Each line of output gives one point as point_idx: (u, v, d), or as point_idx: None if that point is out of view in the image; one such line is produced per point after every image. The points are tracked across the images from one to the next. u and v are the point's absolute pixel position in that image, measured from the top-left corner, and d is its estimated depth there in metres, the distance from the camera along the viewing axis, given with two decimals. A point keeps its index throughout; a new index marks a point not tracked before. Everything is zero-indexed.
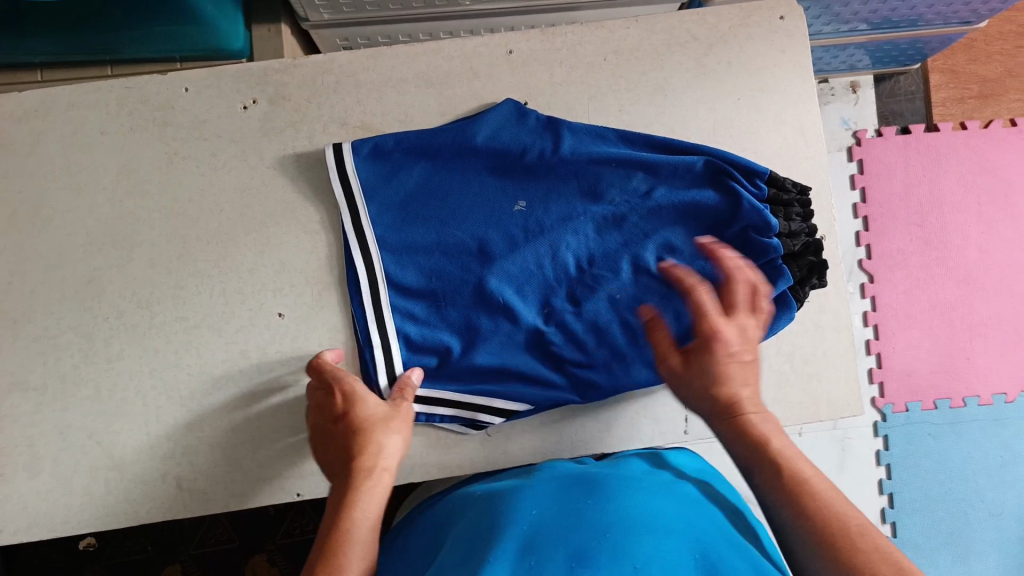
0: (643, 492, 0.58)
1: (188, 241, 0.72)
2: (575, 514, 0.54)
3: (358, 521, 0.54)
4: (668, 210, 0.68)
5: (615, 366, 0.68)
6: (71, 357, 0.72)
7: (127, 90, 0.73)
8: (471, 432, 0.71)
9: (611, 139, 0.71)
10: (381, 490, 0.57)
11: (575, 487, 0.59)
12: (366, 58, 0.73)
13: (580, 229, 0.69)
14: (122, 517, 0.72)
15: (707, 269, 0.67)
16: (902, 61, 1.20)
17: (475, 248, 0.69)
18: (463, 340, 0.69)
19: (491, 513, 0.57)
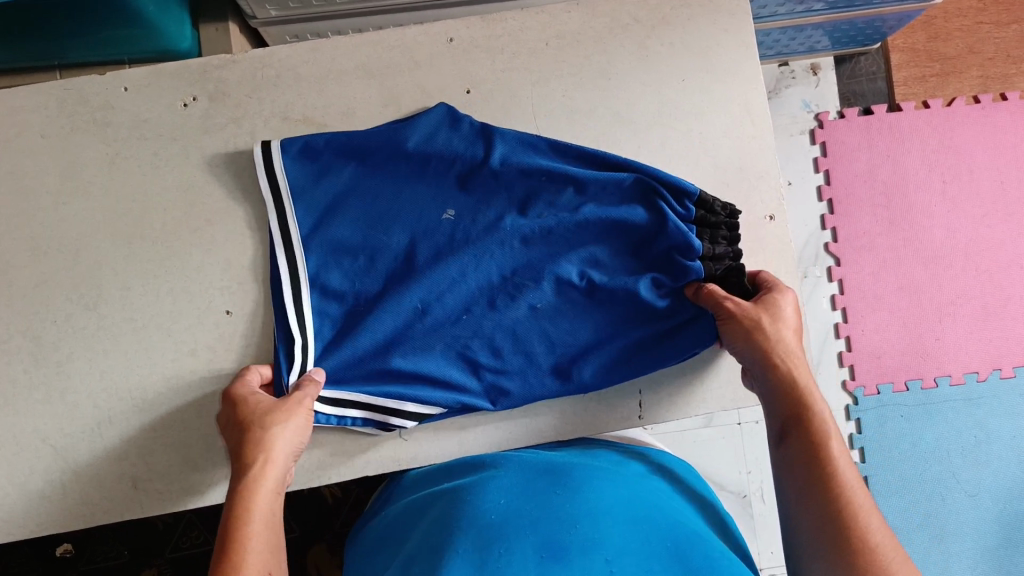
0: (607, 481, 0.57)
1: (133, 241, 0.72)
2: (540, 506, 0.53)
3: (252, 526, 0.53)
4: (594, 226, 0.69)
5: (529, 376, 0.69)
6: (19, 361, 0.71)
7: (67, 91, 0.73)
8: (383, 433, 0.70)
9: (542, 148, 0.70)
10: (271, 489, 0.56)
11: (541, 475, 0.58)
12: (306, 51, 0.72)
13: (506, 241, 0.69)
14: (77, 520, 0.71)
15: (625, 285, 0.68)
16: (861, 41, 1.20)
17: (402, 254, 0.70)
18: (380, 343, 0.69)
19: (456, 505, 0.56)
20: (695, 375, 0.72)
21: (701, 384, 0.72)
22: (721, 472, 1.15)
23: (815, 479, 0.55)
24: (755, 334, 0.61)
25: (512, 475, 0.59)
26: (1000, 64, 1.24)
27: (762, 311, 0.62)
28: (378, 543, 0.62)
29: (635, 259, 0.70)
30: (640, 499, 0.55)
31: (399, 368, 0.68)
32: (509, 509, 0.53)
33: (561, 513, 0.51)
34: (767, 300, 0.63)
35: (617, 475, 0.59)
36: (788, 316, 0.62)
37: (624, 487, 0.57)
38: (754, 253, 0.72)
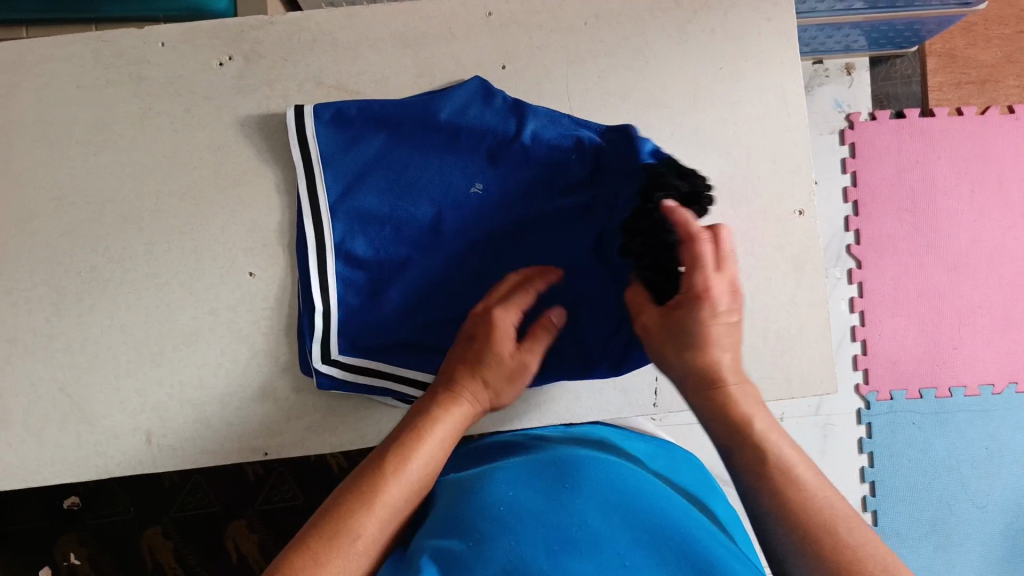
0: (620, 480, 0.55)
1: (161, 198, 0.72)
2: (552, 500, 0.51)
3: (394, 497, 0.55)
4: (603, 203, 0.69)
5: (550, 351, 0.70)
6: (42, 309, 0.72)
7: (102, 43, 0.72)
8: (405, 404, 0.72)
9: (574, 127, 0.70)
10: (430, 463, 0.59)
11: (550, 467, 0.56)
12: (342, 17, 0.72)
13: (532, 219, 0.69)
14: (91, 470, 0.72)
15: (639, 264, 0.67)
16: (898, 42, 1.19)
17: (427, 226, 0.70)
18: (401, 313, 0.69)
19: (463, 494, 0.54)
20: None
21: None
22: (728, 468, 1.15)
23: (788, 488, 0.53)
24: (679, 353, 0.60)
25: (522, 466, 0.57)
26: None
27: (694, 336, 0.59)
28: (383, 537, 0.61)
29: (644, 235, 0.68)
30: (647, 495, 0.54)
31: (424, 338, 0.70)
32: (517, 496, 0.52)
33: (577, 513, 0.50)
34: (681, 315, 0.60)
35: (627, 474, 0.58)
36: (721, 331, 0.59)
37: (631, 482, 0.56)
38: (781, 247, 0.71)
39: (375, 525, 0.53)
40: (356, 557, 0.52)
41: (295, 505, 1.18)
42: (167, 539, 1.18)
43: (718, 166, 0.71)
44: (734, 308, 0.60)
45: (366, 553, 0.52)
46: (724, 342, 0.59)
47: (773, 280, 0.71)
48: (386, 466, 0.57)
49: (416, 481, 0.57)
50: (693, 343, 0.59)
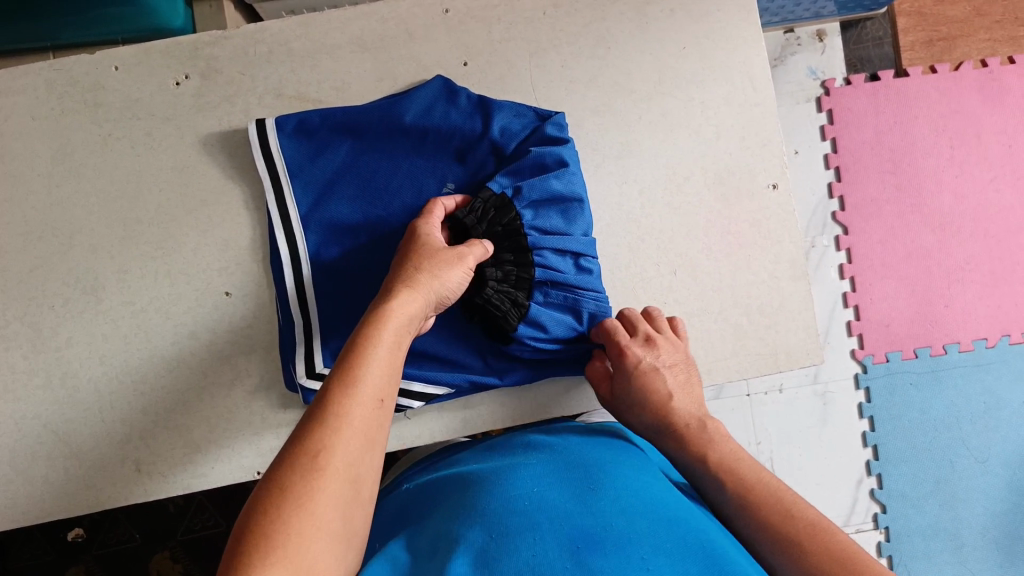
0: (639, 481, 0.55)
1: (129, 225, 0.71)
2: (581, 506, 0.50)
3: (338, 457, 0.45)
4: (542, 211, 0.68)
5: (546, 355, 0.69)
6: (19, 348, 0.71)
7: (55, 72, 0.71)
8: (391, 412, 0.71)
9: (540, 122, 0.69)
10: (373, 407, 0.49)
11: (572, 471, 0.55)
12: (297, 26, 0.71)
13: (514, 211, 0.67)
14: (83, 503, 0.71)
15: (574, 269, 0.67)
16: (867, 5, 1.18)
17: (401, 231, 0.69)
18: None
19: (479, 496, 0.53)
20: (701, 346, 0.70)
21: (708, 354, 0.70)
22: None
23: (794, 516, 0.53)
24: (640, 414, 0.64)
25: (540, 469, 0.56)
26: (1009, 26, 1.21)
27: (635, 390, 0.64)
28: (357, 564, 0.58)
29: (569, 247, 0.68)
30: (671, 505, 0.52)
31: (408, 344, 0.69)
32: (535, 504, 0.51)
33: (610, 518, 0.48)
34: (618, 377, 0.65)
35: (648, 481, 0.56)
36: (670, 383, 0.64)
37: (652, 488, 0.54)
38: (757, 222, 0.71)
39: (346, 443, 0.46)
40: (334, 493, 0.44)
41: None
42: (175, 562, 1.18)
43: (689, 146, 0.70)
44: (670, 363, 0.65)
45: (340, 481, 0.45)
46: (649, 391, 0.64)
47: (754, 257, 0.71)
48: (338, 385, 0.49)
49: (380, 380, 0.50)
50: (638, 402, 0.64)
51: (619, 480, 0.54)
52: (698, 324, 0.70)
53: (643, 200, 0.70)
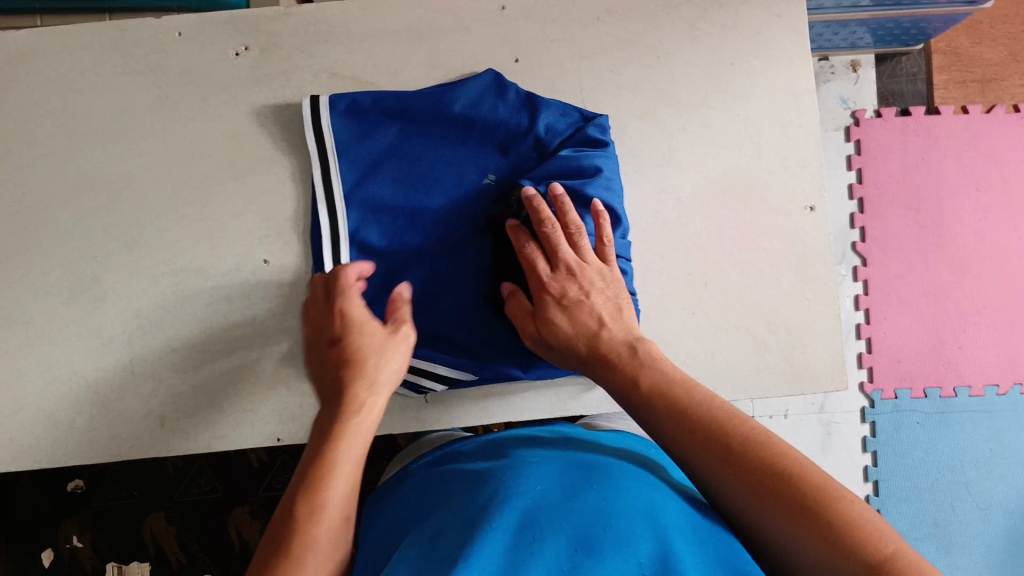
0: (639, 481, 0.57)
1: (177, 186, 0.73)
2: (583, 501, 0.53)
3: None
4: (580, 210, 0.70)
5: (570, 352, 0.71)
6: (60, 295, 0.73)
7: (121, 32, 0.73)
8: (412, 394, 0.73)
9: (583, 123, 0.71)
10: (332, 524, 0.53)
11: (578, 471, 0.58)
12: (358, 8, 0.73)
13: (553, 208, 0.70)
14: (105, 453, 0.73)
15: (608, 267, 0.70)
16: (904, 40, 1.20)
17: (440, 217, 0.71)
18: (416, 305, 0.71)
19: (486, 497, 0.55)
20: (724, 358, 0.72)
21: (729, 367, 0.72)
22: None
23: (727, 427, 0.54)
24: (560, 342, 0.65)
25: (548, 467, 0.59)
26: None
27: (566, 323, 0.65)
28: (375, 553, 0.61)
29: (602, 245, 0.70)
30: (670, 508, 0.54)
31: (439, 329, 0.71)
32: (538, 505, 0.53)
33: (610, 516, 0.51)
34: (550, 317, 0.65)
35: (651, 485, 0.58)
36: (599, 308, 0.65)
37: (652, 491, 0.57)
38: (789, 242, 0.72)
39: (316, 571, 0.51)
40: None
41: None
42: (168, 524, 1.19)
43: (729, 162, 0.72)
44: (595, 292, 0.66)
45: None
46: (580, 321, 0.65)
47: (782, 275, 0.72)
48: (289, 517, 0.52)
49: (340, 498, 0.54)
50: (568, 339, 0.65)
51: (620, 484, 0.56)
52: (722, 336, 0.72)
53: (679, 210, 0.72)
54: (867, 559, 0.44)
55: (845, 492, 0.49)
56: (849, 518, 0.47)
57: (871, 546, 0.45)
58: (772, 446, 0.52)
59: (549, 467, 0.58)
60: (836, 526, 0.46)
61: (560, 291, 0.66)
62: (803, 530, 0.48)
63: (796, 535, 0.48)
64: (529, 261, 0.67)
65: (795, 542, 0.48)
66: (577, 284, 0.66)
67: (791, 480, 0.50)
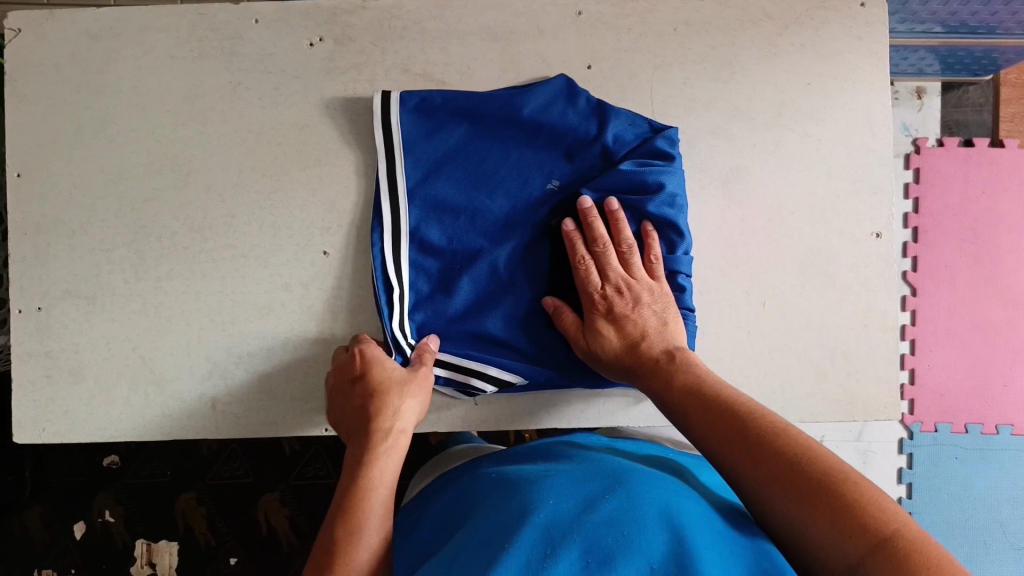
0: (661, 485, 0.58)
1: (243, 172, 0.73)
2: (594, 507, 0.54)
3: None
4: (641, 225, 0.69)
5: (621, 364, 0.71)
6: (122, 272, 0.74)
7: (199, 15, 0.74)
8: (462, 396, 0.72)
9: (652, 134, 0.70)
10: (378, 521, 0.58)
11: (598, 478, 0.59)
12: (435, 7, 0.73)
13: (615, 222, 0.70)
14: (155, 431, 0.75)
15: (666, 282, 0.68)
16: (975, 69, 1.17)
17: (501, 220, 0.71)
18: (473, 307, 0.71)
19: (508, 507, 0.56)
20: (779, 382, 0.70)
21: (784, 392, 0.70)
22: None
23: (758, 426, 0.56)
24: (606, 356, 0.66)
25: (570, 474, 0.60)
26: None
27: (612, 336, 0.66)
28: (425, 555, 0.63)
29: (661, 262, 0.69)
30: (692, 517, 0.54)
31: (493, 332, 0.71)
32: (555, 514, 0.54)
33: (620, 523, 0.52)
34: (597, 329, 0.66)
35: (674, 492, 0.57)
36: (644, 322, 0.66)
37: (677, 499, 0.56)
38: (854, 268, 0.71)
39: None
40: None
41: (328, 483, 1.21)
42: (199, 506, 1.21)
43: (797, 182, 0.71)
44: (643, 306, 0.66)
45: None
46: (627, 334, 0.66)
47: (844, 302, 0.71)
48: (349, 508, 0.58)
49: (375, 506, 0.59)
50: (614, 352, 0.66)
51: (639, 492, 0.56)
52: (778, 359, 0.70)
53: (743, 228, 0.71)
54: (893, 554, 0.45)
55: (878, 491, 0.49)
56: (877, 516, 0.47)
57: (900, 544, 0.45)
58: (803, 448, 0.53)
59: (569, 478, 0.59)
60: (863, 523, 0.47)
61: (608, 305, 0.66)
62: (831, 526, 0.48)
63: (822, 532, 0.48)
64: (582, 273, 0.67)
65: (821, 539, 0.48)
66: (625, 298, 0.66)
67: (823, 480, 0.50)
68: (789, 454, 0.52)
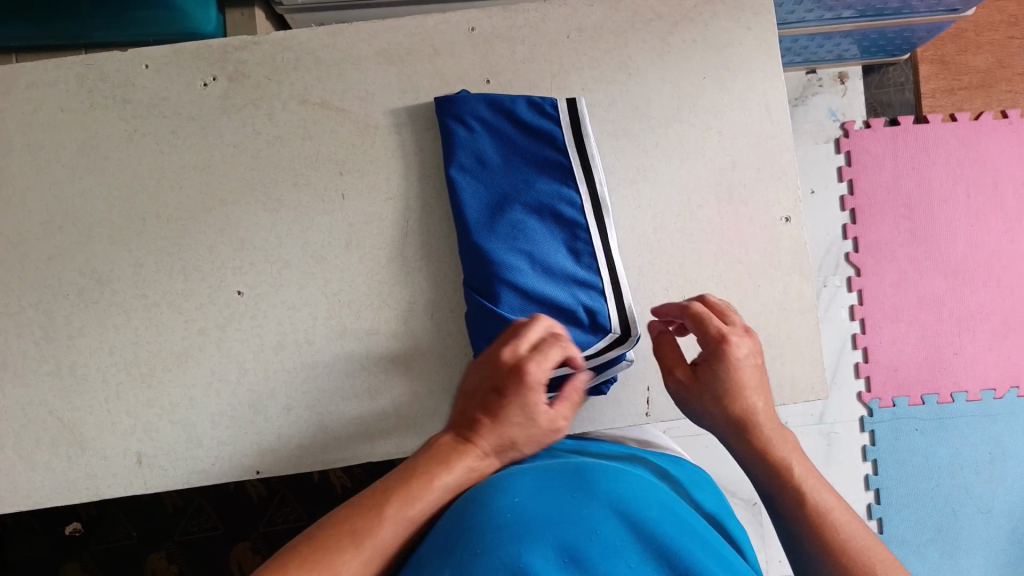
0: (623, 483, 0.56)
1: (148, 219, 0.72)
2: (566, 512, 0.51)
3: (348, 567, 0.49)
4: (568, 228, 0.68)
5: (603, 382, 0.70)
6: (32, 334, 0.72)
7: (87, 67, 0.72)
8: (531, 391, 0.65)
9: (558, 118, 0.69)
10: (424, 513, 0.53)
11: (562, 477, 0.56)
12: (326, 35, 0.72)
13: (550, 226, 0.69)
14: (82, 492, 0.72)
15: (585, 287, 0.68)
16: (890, 50, 1.19)
17: (473, 209, 0.69)
18: (490, 282, 0.67)
19: (472, 508, 0.51)
20: None
21: None
22: (722, 474, 1.13)
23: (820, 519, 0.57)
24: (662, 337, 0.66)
25: (536, 471, 0.57)
26: None
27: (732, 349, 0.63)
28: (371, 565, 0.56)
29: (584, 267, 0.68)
30: (664, 514, 0.53)
31: (503, 309, 0.66)
32: (524, 506, 0.51)
33: (610, 539, 0.49)
34: (710, 361, 0.63)
35: (642, 491, 0.56)
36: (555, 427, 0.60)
37: (644, 495, 0.56)
38: (767, 254, 0.71)
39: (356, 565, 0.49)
40: None
41: (298, 526, 1.17)
42: (171, 563, 1.17)
43: (704, 174, 0.71)
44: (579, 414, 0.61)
45: None
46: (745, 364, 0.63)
47: (762, 287, 0.70)
48: (406, 482, 0.54)
49: (432, 504, 0.54)
50: (727, 392, 0.62)
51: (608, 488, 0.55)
52: None
53: (655, 224, 0.71)
54: None
55: None
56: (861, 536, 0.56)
57: (864, 549, 0.55)
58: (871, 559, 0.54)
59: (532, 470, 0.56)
60: None
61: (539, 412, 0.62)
62: (800, 517, 0.58)
63: None
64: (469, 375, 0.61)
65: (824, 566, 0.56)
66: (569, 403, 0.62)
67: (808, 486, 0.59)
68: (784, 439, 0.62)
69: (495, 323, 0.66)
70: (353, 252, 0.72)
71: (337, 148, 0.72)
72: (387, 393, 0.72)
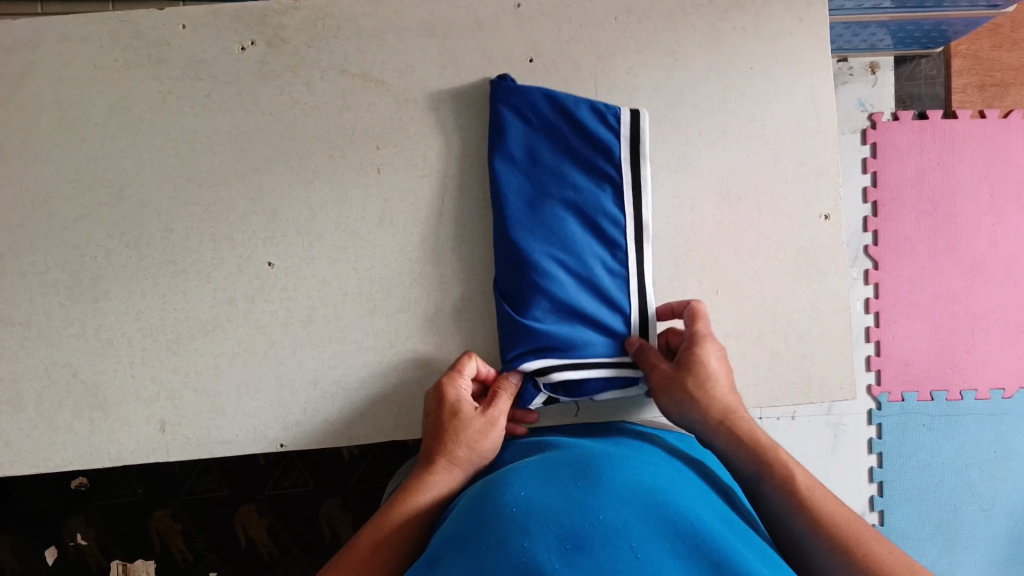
0: (633, 469, 0.56)
1: (179, 184, 0.71)
2: (570, 501, 0.51)
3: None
4: (608, 245, 0.68)
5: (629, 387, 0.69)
6: (58, 295, 0.71)
7: (121, 23, 0.70)
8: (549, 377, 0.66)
9: (617, 128, 0.68)
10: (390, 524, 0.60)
11: (569, 466, 0.56)
12: (368, 3, 0.70)
13: (590, 238, 0.68)
14: (104, 455, 0.72)
15: (613, 307, 0.67)
16: (925, 42, 1.17)
17: (513, 204, 0.68)
18: (522, 286, 0.67)
19: (483, 504, 0.53)
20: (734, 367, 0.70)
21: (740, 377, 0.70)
22: None
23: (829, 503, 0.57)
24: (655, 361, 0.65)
25: (538, 467, 0.57)
26: None
27: (709, 354, 0.65)
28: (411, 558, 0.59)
29: (617, 286, 0.68)
30: (674, 497, 0.53)
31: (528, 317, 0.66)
32: (530, 500, 0.52)
33: (615, 522, 0.49)
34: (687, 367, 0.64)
35: (653, 476, 0.56)
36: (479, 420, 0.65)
37: (653, 479, 0.56)
38: (805, 250, 0.70)
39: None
40: None
41: (306, 491, 1.17)
42: (175, 522, 1.18)
43: (746, 167, 0.70)
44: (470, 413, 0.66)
45: None
46: (720, 375, 0.65)
47: (797, 284, 0.70)
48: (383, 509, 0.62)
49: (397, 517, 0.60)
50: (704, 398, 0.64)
51: (615, 473, 0.55)
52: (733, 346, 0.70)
53: (693, 214, 0.70)
54: None
55: None
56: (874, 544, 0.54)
57: (867, 541, 0.53)
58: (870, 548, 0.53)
59: (542, 462, 0.57)
60: None
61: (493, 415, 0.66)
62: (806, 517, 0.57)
63: None
64: None
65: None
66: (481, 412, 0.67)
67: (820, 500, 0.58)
68: (793, 458, 0.61)
69: (521, 328, 0.66)
70: (386, 229, 0.71)
71: (374, 121, 0.70)
72: (415, 372, 0.72)
